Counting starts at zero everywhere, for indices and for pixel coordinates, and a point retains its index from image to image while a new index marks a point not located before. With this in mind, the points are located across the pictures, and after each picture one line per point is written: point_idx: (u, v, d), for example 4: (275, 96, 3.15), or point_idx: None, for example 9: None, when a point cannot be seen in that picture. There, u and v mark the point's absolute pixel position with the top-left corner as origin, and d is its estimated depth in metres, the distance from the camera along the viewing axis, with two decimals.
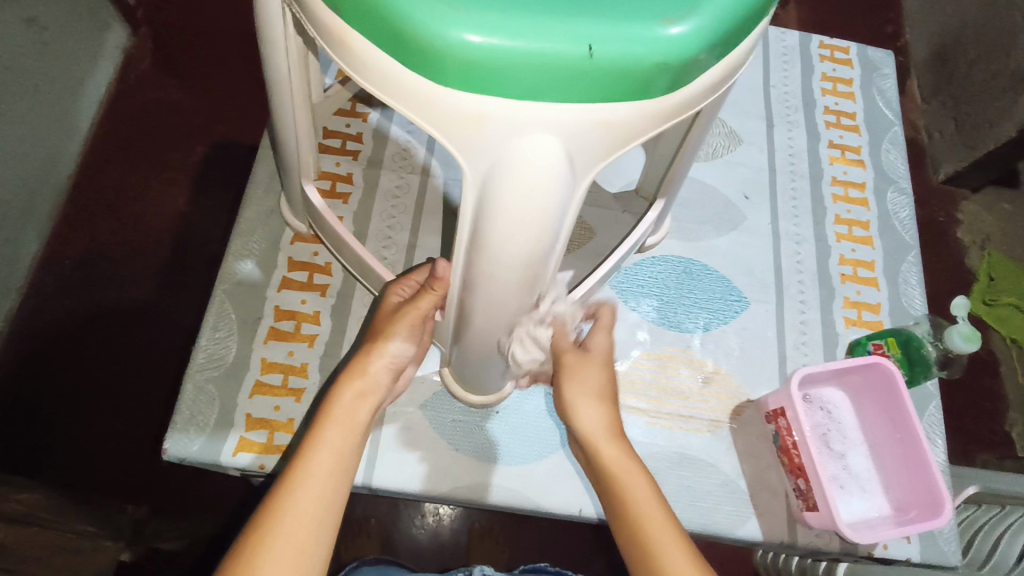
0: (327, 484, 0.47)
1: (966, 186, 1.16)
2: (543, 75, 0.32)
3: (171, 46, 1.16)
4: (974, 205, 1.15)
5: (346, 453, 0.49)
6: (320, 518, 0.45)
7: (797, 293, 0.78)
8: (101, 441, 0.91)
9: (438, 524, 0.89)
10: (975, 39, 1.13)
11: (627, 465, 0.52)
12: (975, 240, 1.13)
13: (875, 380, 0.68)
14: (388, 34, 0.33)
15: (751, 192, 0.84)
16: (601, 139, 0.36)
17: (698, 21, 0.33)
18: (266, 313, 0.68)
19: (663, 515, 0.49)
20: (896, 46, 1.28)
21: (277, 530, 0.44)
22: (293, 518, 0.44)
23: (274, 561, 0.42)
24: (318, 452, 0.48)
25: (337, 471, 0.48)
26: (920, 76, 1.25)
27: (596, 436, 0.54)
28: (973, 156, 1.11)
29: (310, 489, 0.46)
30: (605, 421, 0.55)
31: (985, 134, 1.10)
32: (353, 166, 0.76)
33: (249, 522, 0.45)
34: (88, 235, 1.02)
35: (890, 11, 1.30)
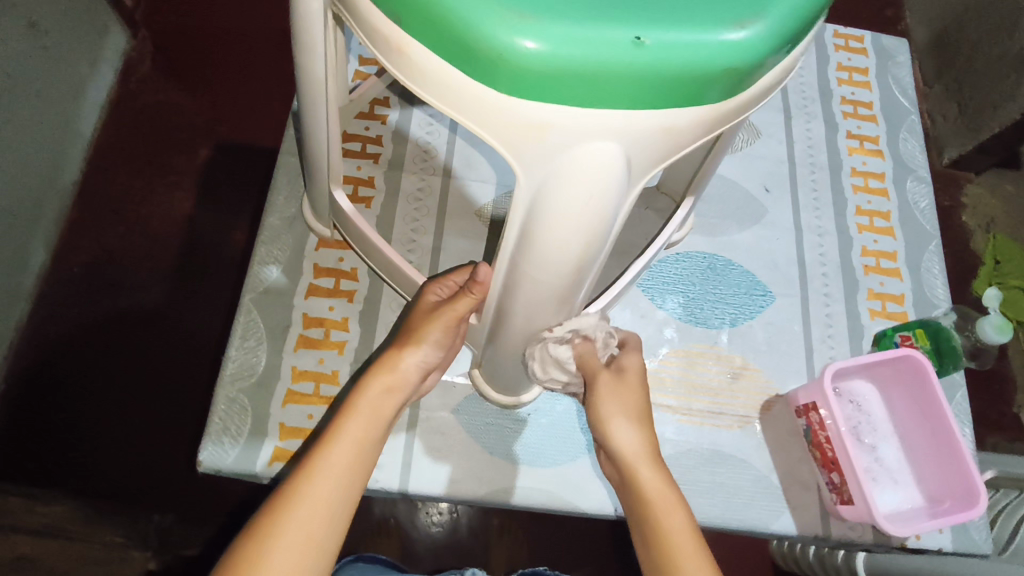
0: (346, 474, 0.47)
1: (970, 170, 1.16)
2: (610, 83, 0.32)
3: (171, 48, 1.15)
4: (978, 188, 1.16)
5: (367, 446, 0.49)
6: (335, 506, 0.45)
7: (821, 285, 0.78)
8: (123, 448, 0.90)
9: (455, 520, 0.89)
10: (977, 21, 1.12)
11: (663, 492, 0.50)
12: (979, 223, 1.13)
13: (905, 371, 0.68)
14: (452, 45, 0.32)
15: (772, 185, 0.83)
16: (660, 143, 0.36)
17: (767, 24, 0.32)
18: (294, 321, 0.68)
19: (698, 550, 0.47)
20: (898, 30, 1.28)
21: (293, 513, 0.43)
22: (309, 502, 0.44)
23: (285, 544, 0.42)
24: (339, 441, 0.48)
25: (356, 462, 0.48)
26: (923, 59, 1.25)
27: (634, 459, 0.52)
28: (977, 139, 1.11)
29: (329, 478, 0.46)
30: (642, 443, 0.53)
31: (988, 117, 1.10)
32: (374, 169, 0.75)
33: (264, 504, 0.45)
34: (96, 242, 1.02)
35: None
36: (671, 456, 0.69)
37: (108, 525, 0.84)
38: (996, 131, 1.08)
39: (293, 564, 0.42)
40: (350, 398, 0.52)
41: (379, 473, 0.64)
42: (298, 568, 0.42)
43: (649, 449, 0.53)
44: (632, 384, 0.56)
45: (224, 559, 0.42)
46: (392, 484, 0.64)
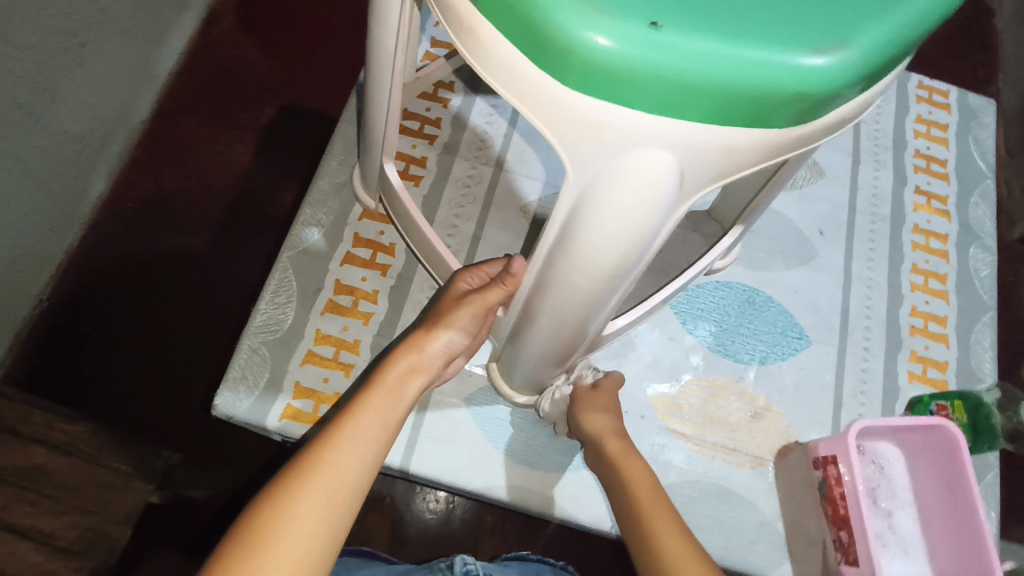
0: (369, 447, 0.47)
1: None
2: (674, 91, 0.31)
3: (254, 8, 1.19)
4: None
5: (391, 422, 0.50)
6: (356, 478, 0.45)
7: (862, 339, 0.76)
8: (146, 379, 0.93)
9: (450, 509, 0.89)
10: None
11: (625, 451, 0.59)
12: None
13: (936, 441, 0.65)
14: (523, 31, 0.32)
15: (827, 229, 0.81)
16: (716, 162, 0.35)
17: (848, 55, 0.31)
18: (325, 285, 0.69)
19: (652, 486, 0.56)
20: (987, 91, 1.22)
21: (314, 480, 0.44)
22: (334, 470, 0.45)
23: (309, 509, 0.43)
24: (364, 414, 0.49)
25: (380, 436, 0.48)
26: (1008, 126, 1.20)
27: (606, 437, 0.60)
28: None
29: (352, 449, 0.46)
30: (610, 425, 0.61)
31: None
32: (428, 150, 0.75)
33: (286, 468, 0.45)
34: (153, 179, 1.05)
35: (983, 56, 1.25)
36: (677, 485, 0.67)
37: (121, 455, 0.84)
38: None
39: (314, 532, 0.42)
40: (377, 372, 0.52)
41: None
42: (315, 535, 0.42)
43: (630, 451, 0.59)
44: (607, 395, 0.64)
45: (246, 517, 0.43)
46: (394, 461, 0.64)
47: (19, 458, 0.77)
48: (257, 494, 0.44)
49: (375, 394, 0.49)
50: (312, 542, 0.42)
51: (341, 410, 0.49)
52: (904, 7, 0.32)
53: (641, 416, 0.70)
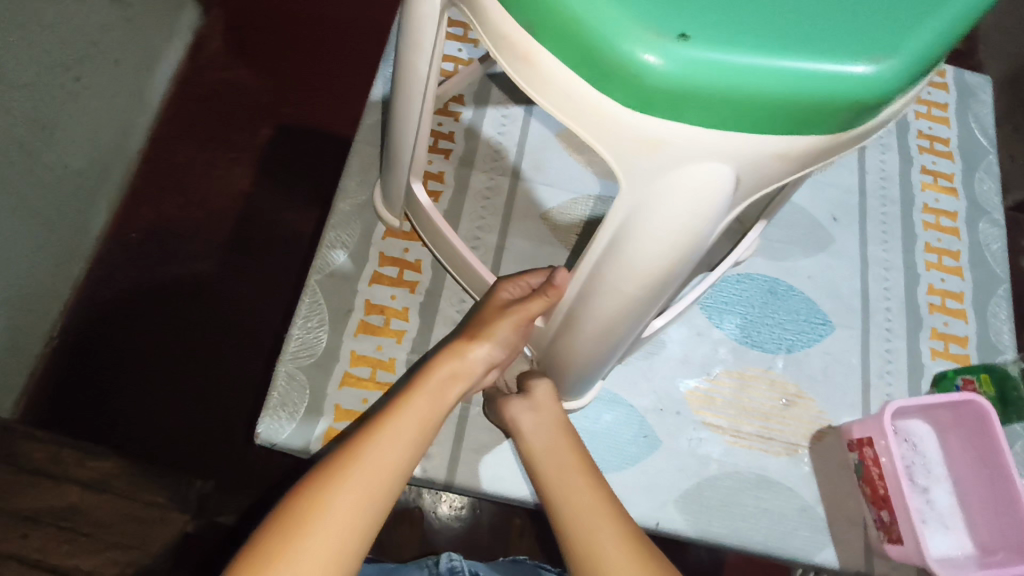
0: (409, 442, 0.48)
1: None
2: (733, 107, 0.32)
3: (243, 29, 1.19)
4: None
5: (427, 424, 0.50)
6: (389, 477, 0.46)
7: (883, 320, 0.77)
8: (171, 410, 0.93)
9: (477, 515, 0.90)
10: None
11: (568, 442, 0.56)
12: None
13: (966, 416, 0.67)
14: (581, 57, 0.33)
15: (839, 214, 0.82)
16: (770, 168, 0.36)
17: (898, 61, 0.32)
18: (356, 306, 0.69)
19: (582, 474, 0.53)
20: (974, 64, 1.25)
21: (348, 476, 0.44)
22: (369, 467, 0.45)
23: (343, 503, 0.43)
24: (402, 415, 0.49)
25: (417, 438, 0.49)
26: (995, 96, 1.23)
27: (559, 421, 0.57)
28: None
29: (386, 447, 0.47)
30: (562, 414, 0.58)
31: None
32: (445, 164, 0.76)
33: (320, 464, 0.46)
34: (155, 208, 1.05)
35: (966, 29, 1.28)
36: (717, 477, 0.68)
37: (153, 486, 0.81)
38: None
39: (351, 520, 0.43)
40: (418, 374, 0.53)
41: (427, 462, 0.65)
42: (346, 531, 0.43)
43: (561, 425, 0.57)
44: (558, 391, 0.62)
45: (280, 509, 0.44)
46: (438, 475, 0.65)
47: (53, 498, 0.75)
48: (291, 489, 0.45)
49: (414, 395, 0.49)
50: (343, 538, 0.42)
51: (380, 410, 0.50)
52: (942, 12, 0.33)
53: (676, 413, 0.71)
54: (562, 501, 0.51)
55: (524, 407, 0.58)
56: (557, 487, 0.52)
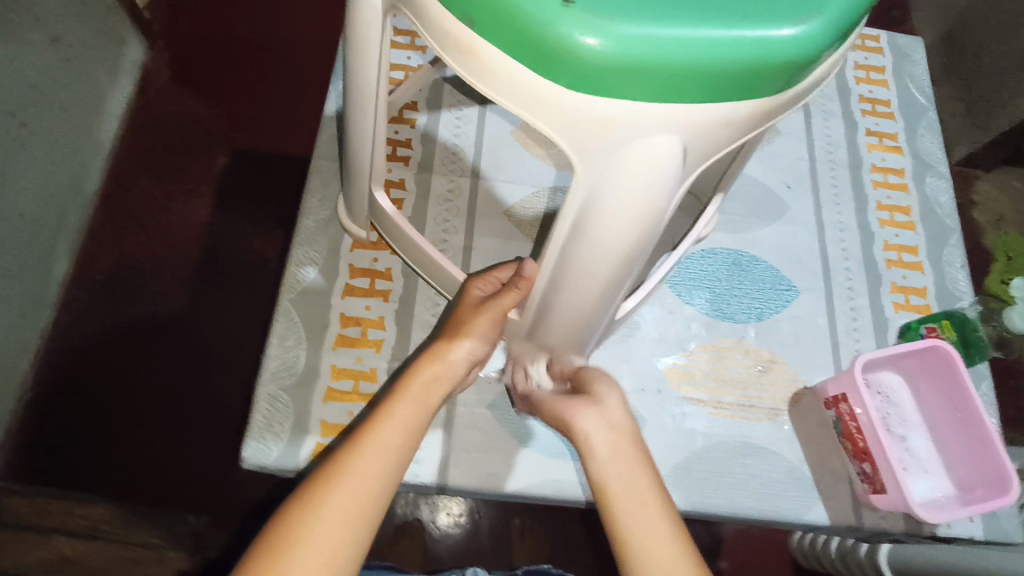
0: (396, 449, 0.47)
1: (979, 166, 1.21)
2: (674, 79, 0.33)
3: (188, 60, 1.18)
4: (988, 184, 1.21)
5: (415, 429, 0.49)
6: (381, 484, 0.45)
7: (845, 280, 0.80)
8: (158, 448, 0.91)
9: (476, 520, 0.90)
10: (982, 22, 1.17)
11: (637, 462, 0.49)
12: (989, 219, 1.18)
13: (933, 362, 0.69)
14: (524, 46, 0.34)
15: (793, 182, 0.85)
16: (716, 136, 0.37)
17: (822, 21, 0.33)
18: (331, 320, 0.69)
19: (654, 501, 0.46)
20: (907, 31, 1.32)
21: (339, 486, 0.44)
22: (359, 475, 0.45)
23: (332, 513, 0.42)
24: (388, 421, 0.49)
25: (404, 443, 0.48)
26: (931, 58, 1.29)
27: (624, 428, 0.51)
28: (986, 137, 1.16)
29: (375, 454, 0.46)
30: (627, 421, 0.52)
31: (996, 115, 1.14)
32: (405, 171, 0.77)
33: (312, 474, 0.45)
34: (117, 249, 1.03)
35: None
36: (704, 449, 0.70)
37: (150, 526, 0.86)
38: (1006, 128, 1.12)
39: (339, 530, 0.42)
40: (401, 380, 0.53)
41: (418, 467, 0.66)
42: (339, 540, 0.42)
43: (637, 446, 0.50)
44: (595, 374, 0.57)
45: (272, 523, 0.43)
46: (431, 478, 0.65)
47: (44, 552, 0.83)
48: (283, 502, 0.44)
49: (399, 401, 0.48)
50: (336, 547, 0.42)
51: (367, 418, 0.50)
52: None
53: (658, 391, 0.72)
54: (636, 537, 0.44)
55: (598, 420, 0.51)
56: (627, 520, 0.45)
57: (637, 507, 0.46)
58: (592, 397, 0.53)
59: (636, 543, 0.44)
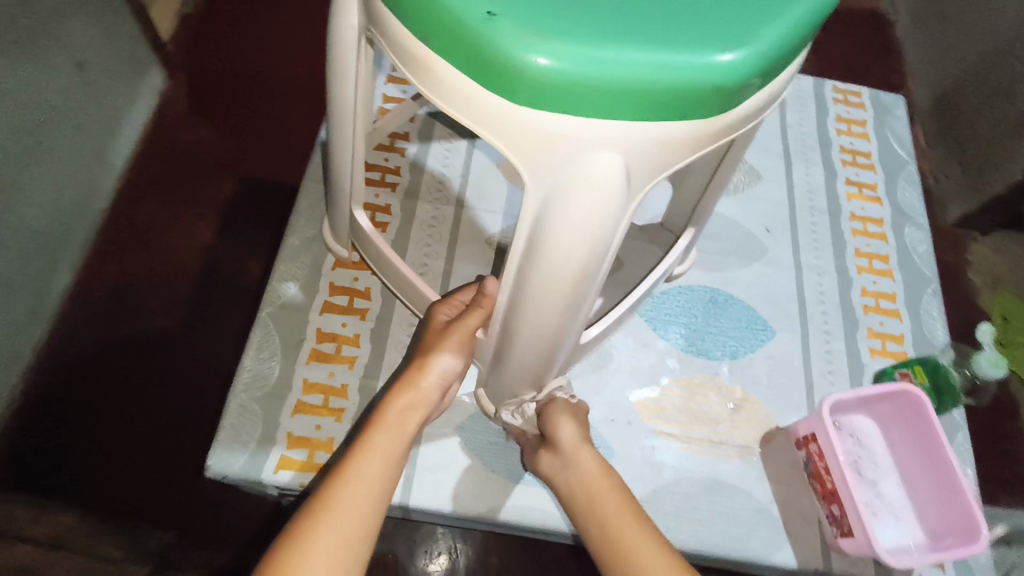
0: (378, 483, 0.49)
1: (975, 229, 1.20)
2: (610, 96, 0.35)
3: (204, 91, 1.23)
4: (985, 248, 1.19)
5: (393, 457, 0.51)
6: (367, 515, 0.47)
7: (821, 322, 0.80)
8: (135, 464, 0.91)
9: (452, 563, 0.81)
10: (974, 88, 1.20)
11: (596, 477, 0.56)
12: (985, 281, 1.16)
13: (905, 406, 0.69)
14: (473, 63, 0.36)
15: (772, 226, 0.86)
16: (658, 156, 0.39)
17: (751, 50, 0.36)
18: (307, 335, 0.70)
19: (622, 504, 0.54)
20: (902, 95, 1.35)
21: (326, 522, 0.45)
22: (343, 508, 0.46)
23: (320, 548, 0.44)
24: (367, 453, 0.51)
25: (385, 473, 0.50)
26: (925, 121, 1.32)
27: (575, 447, 0.59)
28: (981, 199, 1.17)
29: (357, 487, 0.48)
30: (577, 438, 0.60)
31: (990, 178, 1.16)
32: (392, 197, 0.79)
33: (298, 511, 0.47)
34: (117, 265, 1.05)
35: (891, 63, 1.39)
36: (672, 483, 0.69)
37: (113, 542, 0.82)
38: (1001, 189, 1.14)
39: (333, 567, 0.44)
40: (376, 411, 0.55)
41: None
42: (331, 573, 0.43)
43: (598, 462, 0.58)
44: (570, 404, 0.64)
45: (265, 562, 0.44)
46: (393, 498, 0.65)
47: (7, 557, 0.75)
48: (272, 543, 0.45)
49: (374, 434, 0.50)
50: None
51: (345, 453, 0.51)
52: (790, 9, 0.37)
53: (628, 423, 0.72)
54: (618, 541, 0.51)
55: (553, 459, 0.60)
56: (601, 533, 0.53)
57: (602, 512, 0.54)
58: (549, 440, 0.61)
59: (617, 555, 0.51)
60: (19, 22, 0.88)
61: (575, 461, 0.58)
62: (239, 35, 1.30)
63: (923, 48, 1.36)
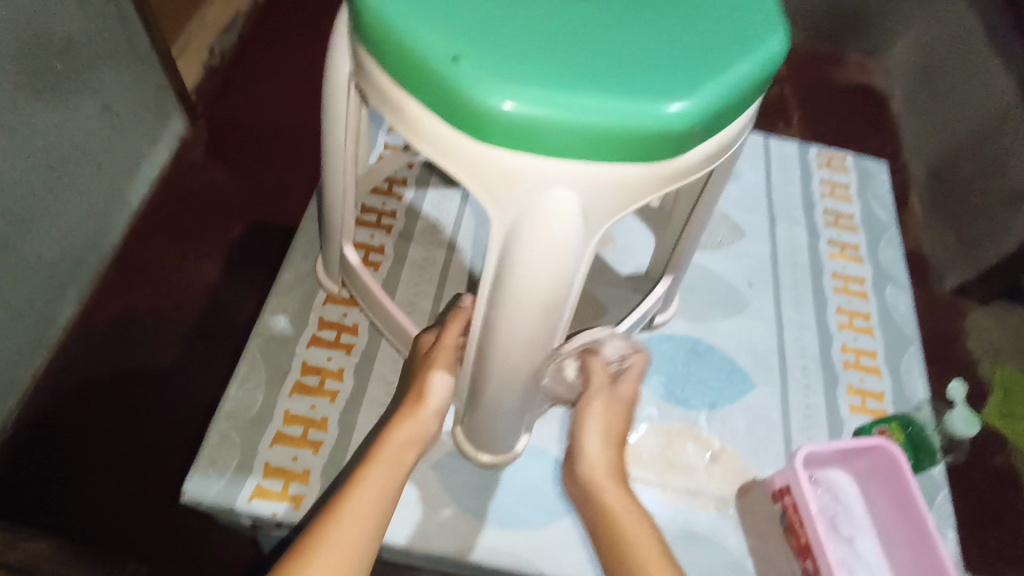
0: (373, 513, 0.50)
1: (973, 298, 1.20)
2: (565, 137, 0.38)
3: (222, 137, 1.30)
4: (983, 321, 1.19)
5: (388, 491, 0.52)
6: (360, 550, 0.47)
7: (801, 377, 0.81)
8: (120, 500, 0.92)
9: None
10: (969, 161, 1.23)
11: (619, 498, 0.55)
12: (984, 352, 1.15)
13: (881, 463, 0.70)
14: (443, 105, 0.40)
15: (754, 280, 0.89)
16: (613, 195, 0.41)
17: (696, 101, 0.39)
18: (293, 367, 0.72)
19: (641, 525, 0.53)
20: (899, 166, 1.38)
21: (317, 556, 0.46)
22: (335, 542, 0.47)
23: None
24: (361, 486, 0.51)
25: (379, 505, 0.51)
26: (921, 191, 1.34)
27: (600, 465, 0.58)
28: (977, 269, 1.18)
29: (350, 520, 0.49)
30: (604, 454, 0.59)
31: (985, 249, 1.17)
32: (385, 239, 0.82)
33: (292, 547, 0.48)
34: (123, 300, 1.09)
35: (887, 134, 1.43)
36: None
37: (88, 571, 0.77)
38: (995, 259, 1.15)
39: None
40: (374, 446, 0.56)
41: None
42: None
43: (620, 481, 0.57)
44: (620, 394, 0.63)
45: None
46: None
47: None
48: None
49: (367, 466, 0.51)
50: None
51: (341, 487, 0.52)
52: (734, 67, 0.40)
53: None
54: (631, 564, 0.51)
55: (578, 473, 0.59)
56: (616, 556, 0.52)
57: (620, 533, 0.53)
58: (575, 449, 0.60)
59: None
60: (54, 68, 0.93)
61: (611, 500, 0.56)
62: (261, 87, 1.38)
63: (917, 122, 1.40)
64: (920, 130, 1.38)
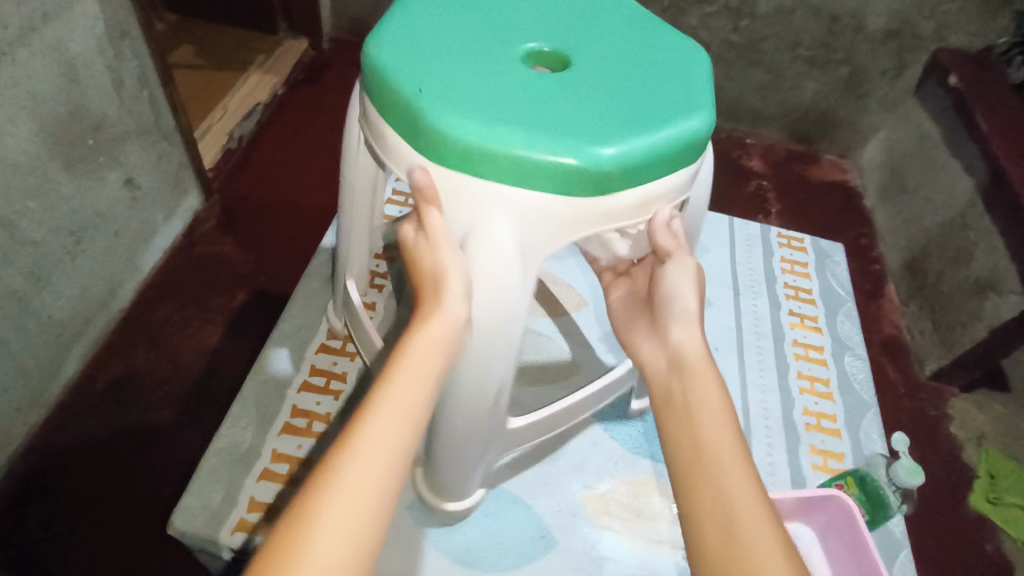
0: (390, 451, 0.41)
1: (954, 384, 1.24)
2: (513, 167, 0.51)
3: (236, 212, 1.40)
4: (963, 403, 1.23)
5: (409, 413, 0.43)
6: (380, 495, 0.39)
7: (764, 437, 0.86)
8: (99, 558, 0.93)
9: None
10: (937, 253, 1.31)
11: (703, 376, 0.51)
12: (970, 436, 1.19)
13: (836, 515, 0.73)
14: (425, 144, 0.53)
15: (721, 346, 0.95)
16: (548, 222, 0.53)
17: (617, 150, 0.52)
18: (282, 409, 0.77)
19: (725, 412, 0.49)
20: (875, 256, 1.46)
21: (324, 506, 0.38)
22: (346, 488, 0.39)
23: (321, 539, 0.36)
24: (376, 415, 0.42)
25: (402, 430, 0.42)
26: (897, 280, 1.41)
27: (685, 345, 0.54)
28: (952, 354, 1.22)
29: (365, 457, 0.40)
30: (693, 334, 0.54)
31: (959, 335, 1.22)
32: (377, 296, 0.90)
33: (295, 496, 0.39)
34: (125, 361, 1.14)
35: (863, 227, 1.52)
36: None
37: None
38: (969, 346, 1.19)
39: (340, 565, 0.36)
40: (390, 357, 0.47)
41: None
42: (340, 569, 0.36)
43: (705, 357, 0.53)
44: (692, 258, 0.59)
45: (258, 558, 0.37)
46: None
47: None
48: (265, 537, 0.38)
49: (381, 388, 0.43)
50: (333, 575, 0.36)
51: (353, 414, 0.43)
52: (652, 133, 0.53)
53: (572, 514, 0.75)
54: (710, 451, 0.47)
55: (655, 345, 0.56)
56: (698, 445, 0.47)
57: (703, 420, 0.48)
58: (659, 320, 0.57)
59: (711, 467, 0.46)
60: (87, 144, 1.02)
61: (703, 403, 0.50)
62: (274, 170, 1.50)
63: (887, 216, 1.49)
64: (891, 223, 1.47)
